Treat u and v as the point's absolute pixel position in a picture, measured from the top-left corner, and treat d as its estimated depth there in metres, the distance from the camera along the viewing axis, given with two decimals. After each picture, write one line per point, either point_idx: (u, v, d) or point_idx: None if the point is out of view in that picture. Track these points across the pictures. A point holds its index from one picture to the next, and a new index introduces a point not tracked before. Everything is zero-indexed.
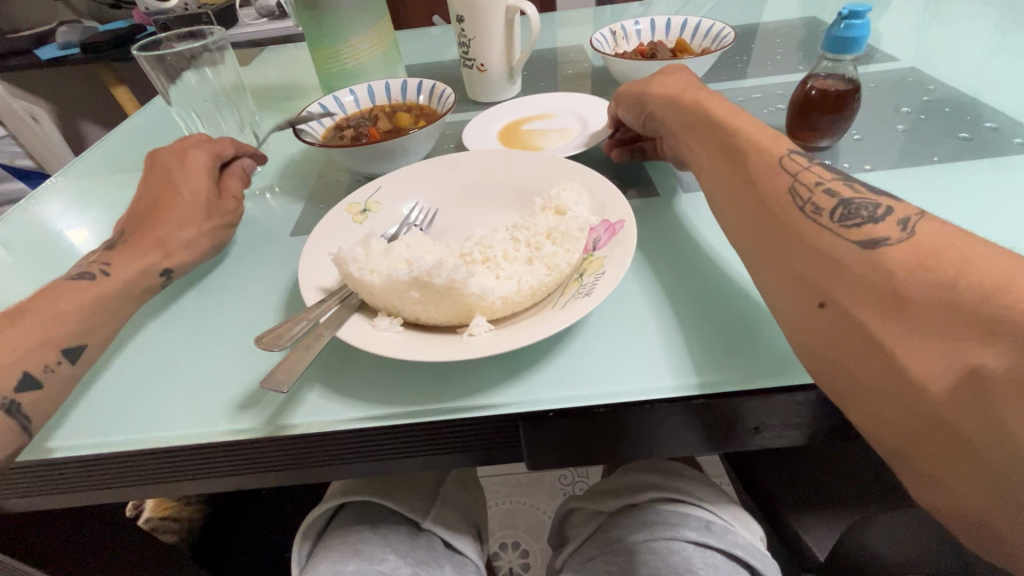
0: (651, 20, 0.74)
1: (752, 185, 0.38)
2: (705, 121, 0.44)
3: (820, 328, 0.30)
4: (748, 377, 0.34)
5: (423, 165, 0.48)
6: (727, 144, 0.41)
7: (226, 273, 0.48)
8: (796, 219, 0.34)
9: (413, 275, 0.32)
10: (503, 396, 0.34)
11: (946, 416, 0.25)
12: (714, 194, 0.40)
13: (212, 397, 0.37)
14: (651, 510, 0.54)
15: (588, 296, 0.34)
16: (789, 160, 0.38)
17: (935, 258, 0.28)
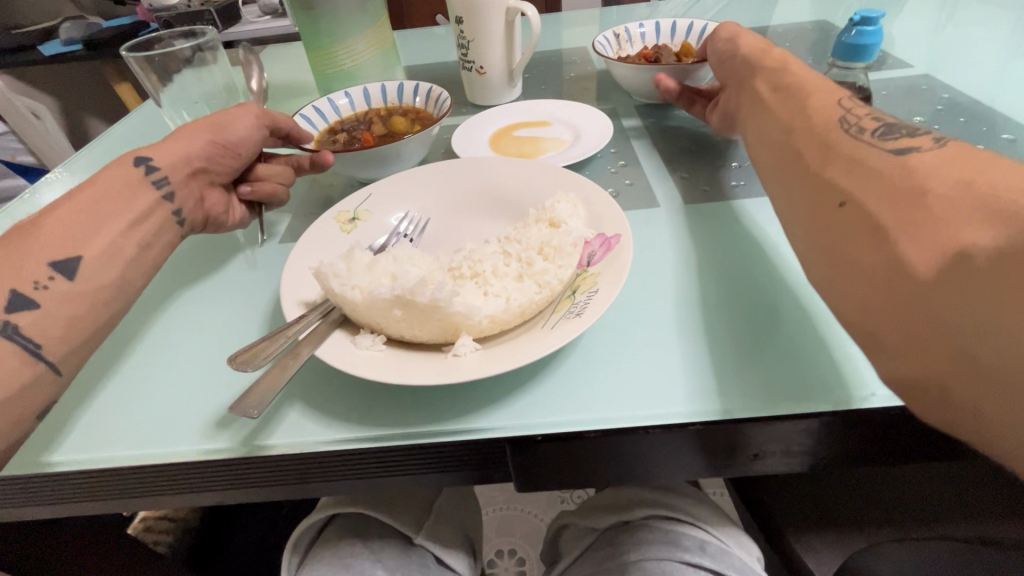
0: (656, 23, 0.72)
1: (803, 112, 0.39)
2: (778, 65, 0.45)
3: (835, 223, 0.31)
4: (755, 403, 0.33)
5: (416, 170, 0.46)
6: (787, 84, 0.43)
7: (214, 283, 0.47)
8: (832, 136, 0.35)
9: (396, 293, 0.31)
10: (487, 421, 0.33)
11: (926, 283, 0.25)
12: (764, 122, 0.42)
13: (193, 413, 0.35)
14: (644, 528, 0.52)
15: (578, 316, 0.32)
16: (847, 100, 0.39)
17: (956, 166, 0.28)
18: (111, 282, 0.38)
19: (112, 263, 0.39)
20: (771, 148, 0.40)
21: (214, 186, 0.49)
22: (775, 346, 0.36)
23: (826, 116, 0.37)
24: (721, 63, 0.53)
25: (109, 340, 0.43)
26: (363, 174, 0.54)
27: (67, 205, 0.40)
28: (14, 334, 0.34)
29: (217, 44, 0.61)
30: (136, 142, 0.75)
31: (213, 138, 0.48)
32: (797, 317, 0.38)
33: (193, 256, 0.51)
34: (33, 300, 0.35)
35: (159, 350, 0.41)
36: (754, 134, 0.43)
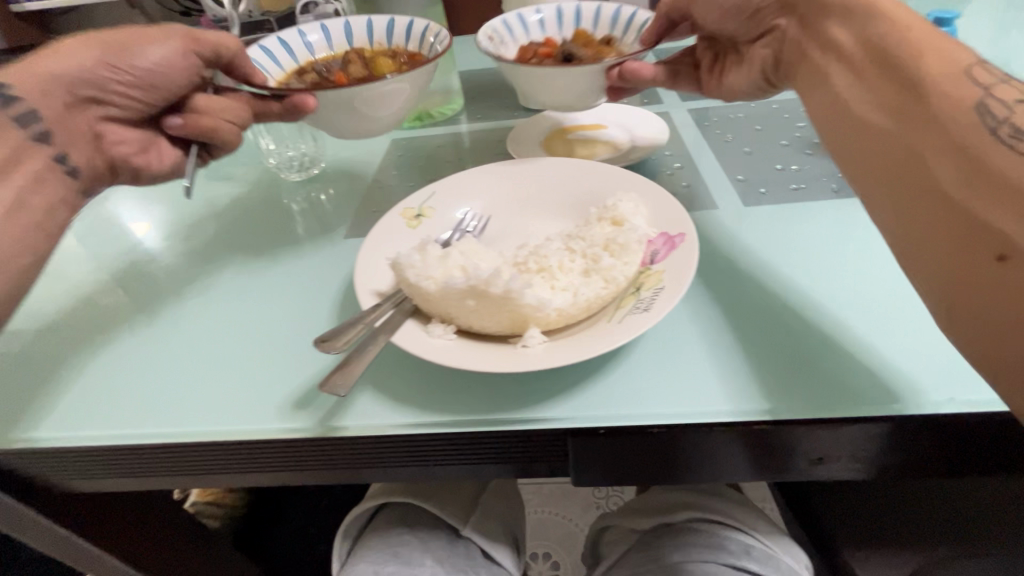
0: (518, 13, 0.60)
1: (925, 99, 0.32)
2: (872, 15, 0.36)
3: (992, 283, 0.27)
4: (822, 401, 0.33)
5: (478, 170, 0.48)
6: (881, 52, 0.35)
7: (280, 275, 0.49)
8: (979, 143, 0.29)
9: (470, 283, 0.32)
10: (551, 412, 0.34)
11: None
12: (859, 107, 0.35)
13: (271, 395, 0.37)
14: (689, 532, 0.50)
15: (647, 312, 0.33)
16: (977, 69, 0.32)
17: None
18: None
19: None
20: (878, 150, 0.33)
21: (109, 119, 0.48)
22: (847, 347, 0.36)
23: (965, 104, 0.30)
24: (752, 12, 0.46)
25: (154, 325, 0.46)
26: (334, 126, 0.51)
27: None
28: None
29: None
30: None
31: (115, 62, 0.45)
32: (869, 322, 0.37)
33: (243, 246, 0.54)
34: None
35: (216, 336, 0.44)
36: (842, 119, 0.36)
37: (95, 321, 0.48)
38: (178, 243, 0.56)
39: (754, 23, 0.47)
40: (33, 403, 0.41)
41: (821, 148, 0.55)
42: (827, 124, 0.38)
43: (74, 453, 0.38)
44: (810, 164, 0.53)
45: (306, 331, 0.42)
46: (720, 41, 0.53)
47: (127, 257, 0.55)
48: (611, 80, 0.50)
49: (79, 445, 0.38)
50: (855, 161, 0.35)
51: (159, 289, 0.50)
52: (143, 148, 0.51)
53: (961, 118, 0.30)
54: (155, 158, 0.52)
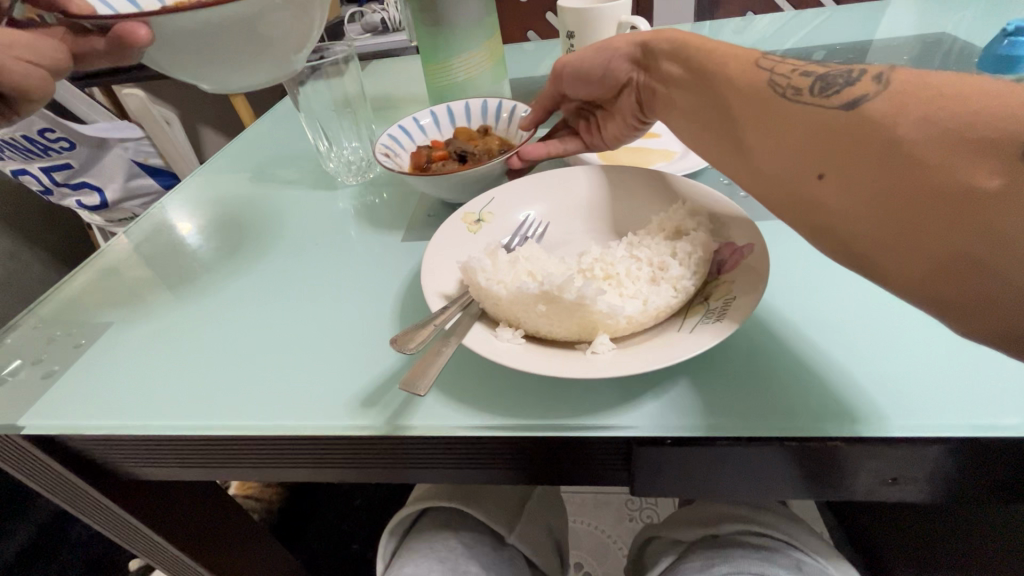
0: (399, 125, 0.57)
1: (731, 91, 0.38)
2: (677, 43, 0.44)
3: (829, 200, 0.31)
4: (905, 416, 0.31)
5: (535, 175, 0.48)
6: (693, 62, 0.42)
7: (339, 275, 0.50)
8: (774, 105, 0.35)
9: (543, 289, 0.32)
10: (620, 419, 0.33)
11: (952, 240, 0.26)
12: (696, 111, 0.41)
13: (338, 392, 0.38)
14: (737, 544, 0.49)
15: (719, 322, 0.32)
16: (763, 59, 0.38)
17: (913, 100, 0.29)
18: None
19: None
20: (721, 138, 0.38)
21: None
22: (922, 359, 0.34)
23: (758, 85, 0.36)
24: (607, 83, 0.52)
25: (221, 321, 0.47)
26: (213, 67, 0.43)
27: None
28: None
29: (350, 56, 0.66)
30: (259, 137, 0.80)
31: None
32: (946, 333, 0.36)
33: (299, 245, 0.56)
34: None
35: (273, 331, 0.45)
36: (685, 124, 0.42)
37: (159, 314, 0.50)
38: (237, 242, 0.58)
39: (615, 88, 0.52)
40: (103, 390, 0.43)
41: None
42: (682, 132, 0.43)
43: (143, 439, 0.39)
44: None
45: (368, 331, 0.43)
46: (588, 110, 0.58)
47: (189, 254, 0.58)
48: (514, 168, 0.52)
49: (147, 431, 0.39)
50: (706, 151, 0.41)
51: (219, 285, 0.52)
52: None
53: (760, 93, 0.36)
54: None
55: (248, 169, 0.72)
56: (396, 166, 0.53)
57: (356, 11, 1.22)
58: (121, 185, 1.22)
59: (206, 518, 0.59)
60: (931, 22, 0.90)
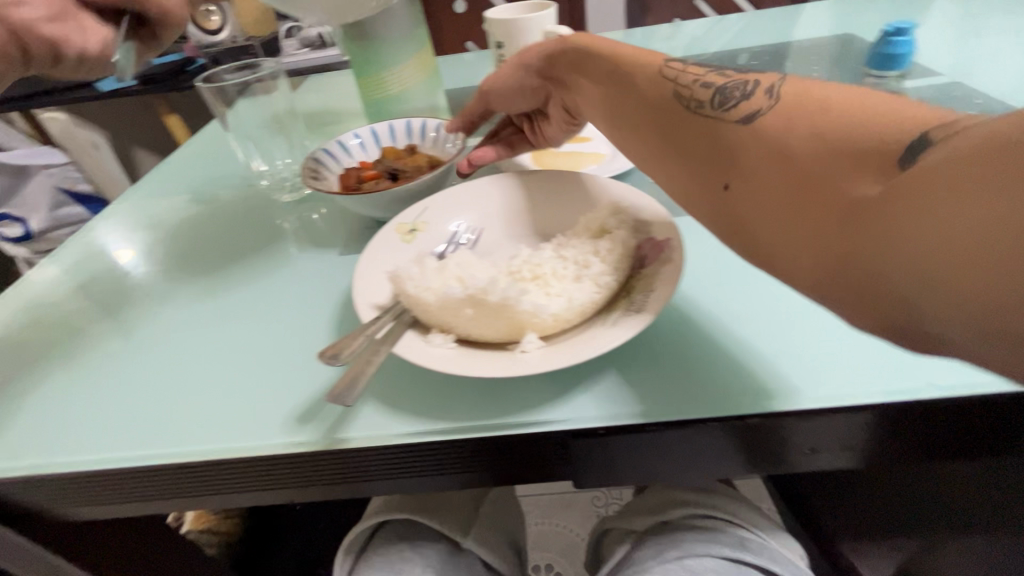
0: (327, 148, 0.58)
1: (651, 101, 0.41)
2: (593, 58, 0.47)
3: (737, 204, 0.34)
4: (814, 389, 0.34)
5: (467, 185, 0.49)
6: (612, 75, 0.45)
7: (277, 292, 0.49)
8: (686, 119, 0.38)
9: (468, 293, 0.33)
10: (554, 413, 0.35)
11: (837, 234, 0.28)
12: (621, 117, 0.44)
13: (276, 410, 0.38)
14: (684, 527, 0.51)
15: (639, 314, 0.34)
16: (667, 69, 0.42)
17: (798, 114, 0.32)
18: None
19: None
20: (644, 148, 0.42)
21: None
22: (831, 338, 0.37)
23: (674, 98, 0.40)
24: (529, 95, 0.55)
25: (154, 348, 0.46)
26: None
27: None
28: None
29: (279, 74, 0.66)
30: (192, 157, 0.78)
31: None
32: None
33: (237, 265, 0.55)
34: None
35: (210, 355, 0.44)
36: (612, 134, 0.46)
37: (87, 345, 0.48)
38: (171, 266, 0.56)
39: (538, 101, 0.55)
40: (27, 430, 0.40)
41: None
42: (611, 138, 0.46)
43: (71, 477, 0.37)
44: None
45: (306, 347, 0.42)
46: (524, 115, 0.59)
47: (117, 282, 0.55)
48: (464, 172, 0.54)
49: (74, 469, 0.37)
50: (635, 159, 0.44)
51: (153, 312, 0.50)
52: (59, 18, 0.37)
53: (672, 110, 0.40)
54: (76, 32, 0.37)
55: (180, 190, 0.70)
56: (327, 190, 0.53)
57: (291, 26, 1.21)
58: (48, 215, 1.16)
59: (154, 556, 0.57)
60: (841, 24, 0.96)
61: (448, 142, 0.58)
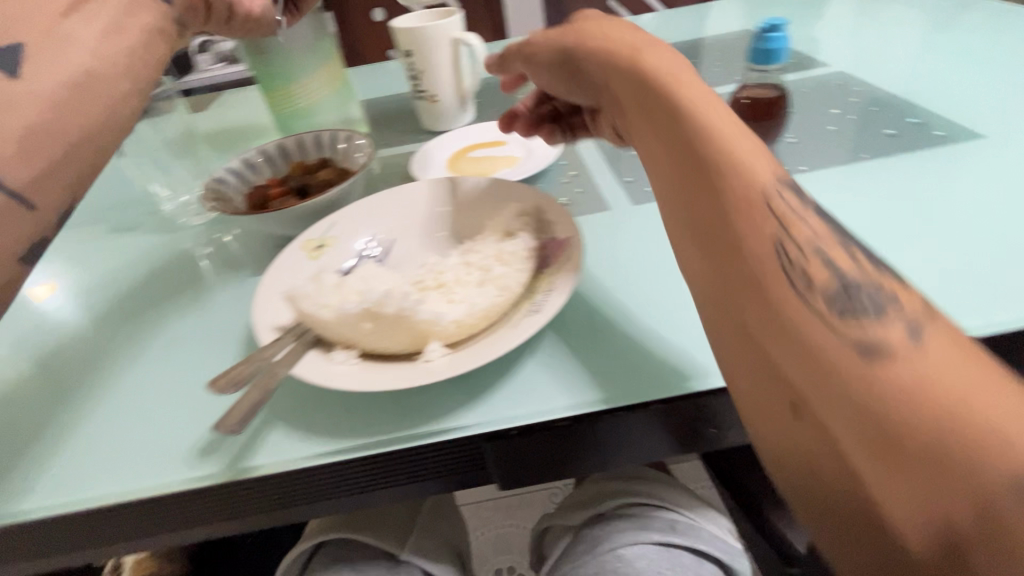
0: (231, 166, 0.56)
1: (722, 207, 0.29)
2: (678, 109, 0.32)
3: (792, 434, 0.25)
4: (716, 370, 0.35)
5: (376, 198, 0.49)
6: (694, 155, 0.30)
7: (181, 319, 0.47)
8: (769, 281, 0.27)
9: (365, 306, 0.33)
10: (465, 418, 0.35)
11: (909, 560, 0.21)
12: (678, 181, 0.31)
13: (176, 445, 0.36)
14: (617, 519, 0.52)
15: (538, 313, 0.35)
16: (776, 200, 0.29)
17: (939, 375, 0.22)
18: (68, 75, 0.36)
19: (61, 63, 0.36)
20: (702, 279, 0.30)
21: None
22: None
23: (764, 224, 0.28)
24: (569, 68, 0.41)
25: (45, 388, 0.43)
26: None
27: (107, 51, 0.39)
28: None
29: None
30: None
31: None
32: None
33: (142, 293, 0.52)
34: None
35: (110, 391, 0.41)
36: (666, 227, 0.33)
37: None
38: (65, 299, 0.53)
39: (574, 82, 0.42)
40: None
41: None
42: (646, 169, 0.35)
43: None
44: None
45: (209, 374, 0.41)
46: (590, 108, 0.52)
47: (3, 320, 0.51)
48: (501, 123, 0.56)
49: None
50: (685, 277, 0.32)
51: (50, 350, 0.47)
52: None
53: (758, 262, 0.27)
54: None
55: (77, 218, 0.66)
56: (231, 210, 0.51)
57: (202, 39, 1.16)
58: None
59: None
60: (745, 21, 1.02)
61: (358, 151, 0.57)
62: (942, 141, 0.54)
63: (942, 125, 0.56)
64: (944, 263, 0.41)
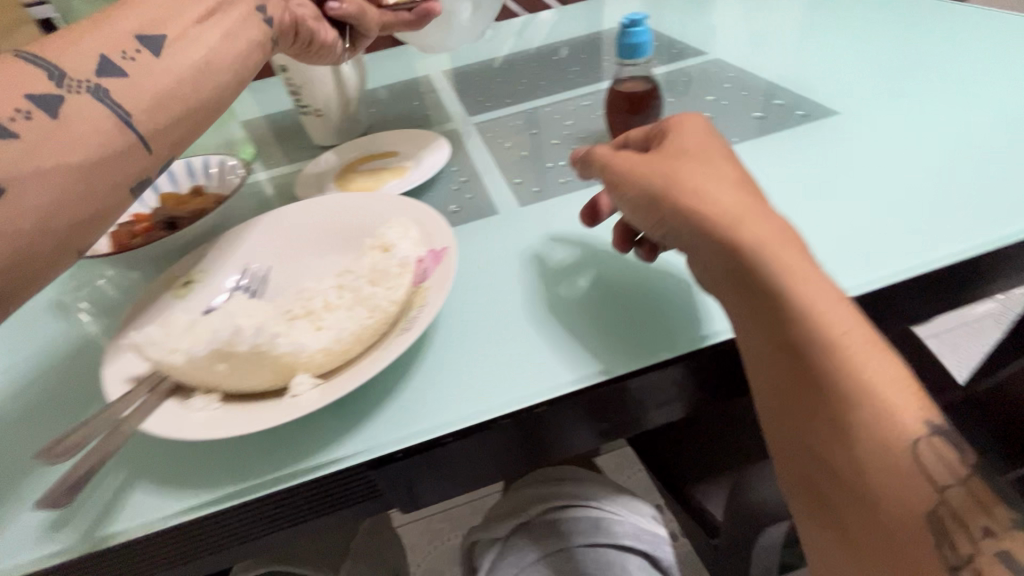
0: None
1: (856, 449, 0.28)
2: (820, 341, 0.29)
3: None
4: (595, 363, 0.36)
5: (253, 225, 0.47)
6: (828, 400, 0.28)
7: (40, 377, 0.43)
8: (909, 560, 0.26)
9: (214, 348, 0.31)
10: (347, 448, 0.33)
11: None
12: (790, 391, 0.29)
13: (24, 521, 0.32)
14: (542, 525, 0.53)
15: (410, 330, 0.35)
16: (926, 459, 0.27)
17: None
18: (192, 65, 0.43)
19: (187, 52, 0.43)
20: (817, 515, 0.29)
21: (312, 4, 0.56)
22: (611, 309, 0.40)
23: (909, 483, 0.27)
24: (657, 216, 0.35)
25: None
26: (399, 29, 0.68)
27: (187, 43, 0.43)
28: (104, 98, 0.37)
29: None
30: None
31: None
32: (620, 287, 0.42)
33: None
34: (119, 67, 0.39)
35: None
36: (776, 444, 0.31)
37: None
38: None
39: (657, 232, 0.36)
40: None
41: (583, 142, 0.61)
42: (742, 357, 0.33)
43: None
44: None
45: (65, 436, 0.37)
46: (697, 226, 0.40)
47: None
48: (588, 211, 0.46)
49: None
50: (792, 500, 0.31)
51: None
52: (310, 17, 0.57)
53: (896, 533, 0.26)
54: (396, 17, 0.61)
55: None
56: (92, 252, 0.48)
57: None
58: None
59: None
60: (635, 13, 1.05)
61: (231, 173, 0.55)
62: (803, 121, 0.57)
63: (804, 105, 0.60)
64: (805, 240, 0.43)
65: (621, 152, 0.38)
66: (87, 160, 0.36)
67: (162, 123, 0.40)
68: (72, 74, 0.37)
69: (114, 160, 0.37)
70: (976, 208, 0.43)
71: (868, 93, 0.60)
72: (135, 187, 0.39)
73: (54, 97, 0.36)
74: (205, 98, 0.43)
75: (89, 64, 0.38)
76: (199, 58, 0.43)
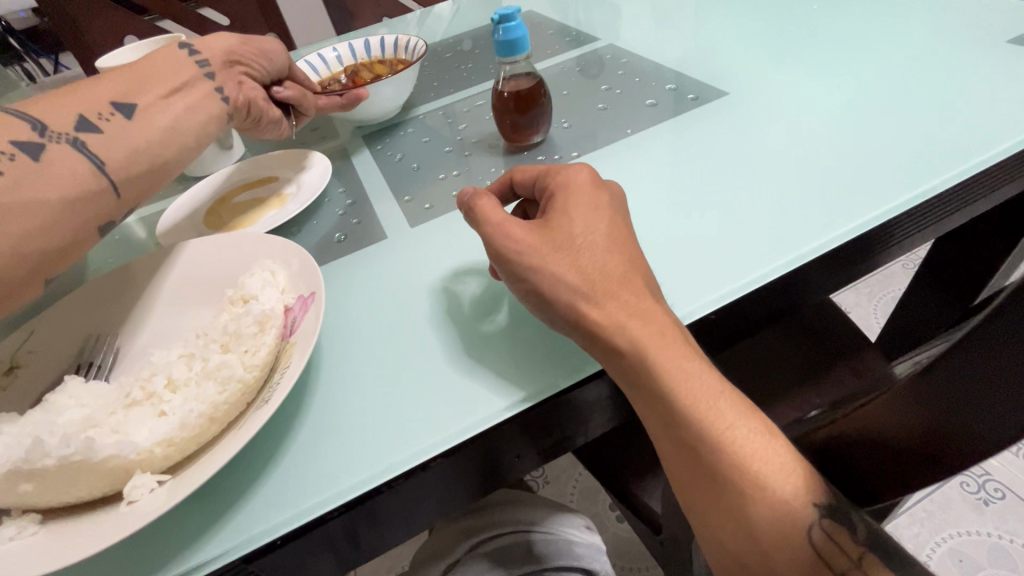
0: None
1: (755, 543, 0.27)
2: (705, 437, 0.28)
3: None
4: (517, 390, 0.33)
5: (92, 295, 0.41)
6: (722, 492, 0.28)
7: None
8: None
9: (9, 466, 0.25)
10: (211, 548, 0.29)
11: None
12: (693, 492, 0.29)
13: None
14: (471, 565, 0.51)
15: (267, 403, 0.30)
16: (823, 543, 0.26)
17: None
18: (164, 129, 0.42)
19: (162, 115, 0.43)
20: None
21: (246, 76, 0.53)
22: (537, 323, 0.37)
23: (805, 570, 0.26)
24: (544, 304, 0.32)
25: None
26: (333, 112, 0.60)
27: (166, 110, 0.43)
28: (81, 148, 0.37)
29: None
30: None
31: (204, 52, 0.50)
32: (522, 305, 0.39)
33: None
34: (96, 127, 0.38)
35: None
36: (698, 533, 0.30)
37: None
38: None
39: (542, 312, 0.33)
40: None
41: (477, 147, 0.57)
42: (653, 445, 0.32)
43: None
44: (469, 164, 0.55)
45: None
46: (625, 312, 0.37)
47: None
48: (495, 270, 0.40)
49: None
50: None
51: None
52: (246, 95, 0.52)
53: None
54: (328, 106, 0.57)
55: None
56: None
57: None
58: None
59: None
60: None
61: None
62: (694, 104, 0.56)
63: (693, 87, 0.59)
64: (701, 233, 0.42)
65: (513, 227, 0.34)
66: (62, 202, 0.35)
67: (134, 172, 0.39)
68: (52, 125, 0.37)
69: (90, 197, 0.36)
70: (864, 184, 0.42)
71: (758, 69, 0.60)
72: (102, 227, 0.38)
73: (34, 144, 0.35)
74: (176, 152, 0.43)
75: (67, 120, 0.37)
76: (169, 124, 0.43)
